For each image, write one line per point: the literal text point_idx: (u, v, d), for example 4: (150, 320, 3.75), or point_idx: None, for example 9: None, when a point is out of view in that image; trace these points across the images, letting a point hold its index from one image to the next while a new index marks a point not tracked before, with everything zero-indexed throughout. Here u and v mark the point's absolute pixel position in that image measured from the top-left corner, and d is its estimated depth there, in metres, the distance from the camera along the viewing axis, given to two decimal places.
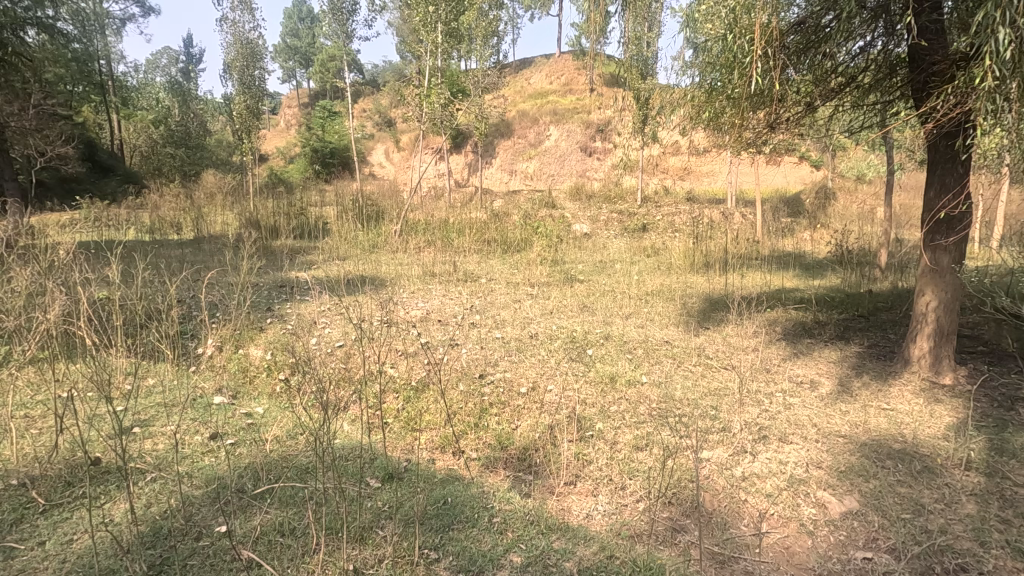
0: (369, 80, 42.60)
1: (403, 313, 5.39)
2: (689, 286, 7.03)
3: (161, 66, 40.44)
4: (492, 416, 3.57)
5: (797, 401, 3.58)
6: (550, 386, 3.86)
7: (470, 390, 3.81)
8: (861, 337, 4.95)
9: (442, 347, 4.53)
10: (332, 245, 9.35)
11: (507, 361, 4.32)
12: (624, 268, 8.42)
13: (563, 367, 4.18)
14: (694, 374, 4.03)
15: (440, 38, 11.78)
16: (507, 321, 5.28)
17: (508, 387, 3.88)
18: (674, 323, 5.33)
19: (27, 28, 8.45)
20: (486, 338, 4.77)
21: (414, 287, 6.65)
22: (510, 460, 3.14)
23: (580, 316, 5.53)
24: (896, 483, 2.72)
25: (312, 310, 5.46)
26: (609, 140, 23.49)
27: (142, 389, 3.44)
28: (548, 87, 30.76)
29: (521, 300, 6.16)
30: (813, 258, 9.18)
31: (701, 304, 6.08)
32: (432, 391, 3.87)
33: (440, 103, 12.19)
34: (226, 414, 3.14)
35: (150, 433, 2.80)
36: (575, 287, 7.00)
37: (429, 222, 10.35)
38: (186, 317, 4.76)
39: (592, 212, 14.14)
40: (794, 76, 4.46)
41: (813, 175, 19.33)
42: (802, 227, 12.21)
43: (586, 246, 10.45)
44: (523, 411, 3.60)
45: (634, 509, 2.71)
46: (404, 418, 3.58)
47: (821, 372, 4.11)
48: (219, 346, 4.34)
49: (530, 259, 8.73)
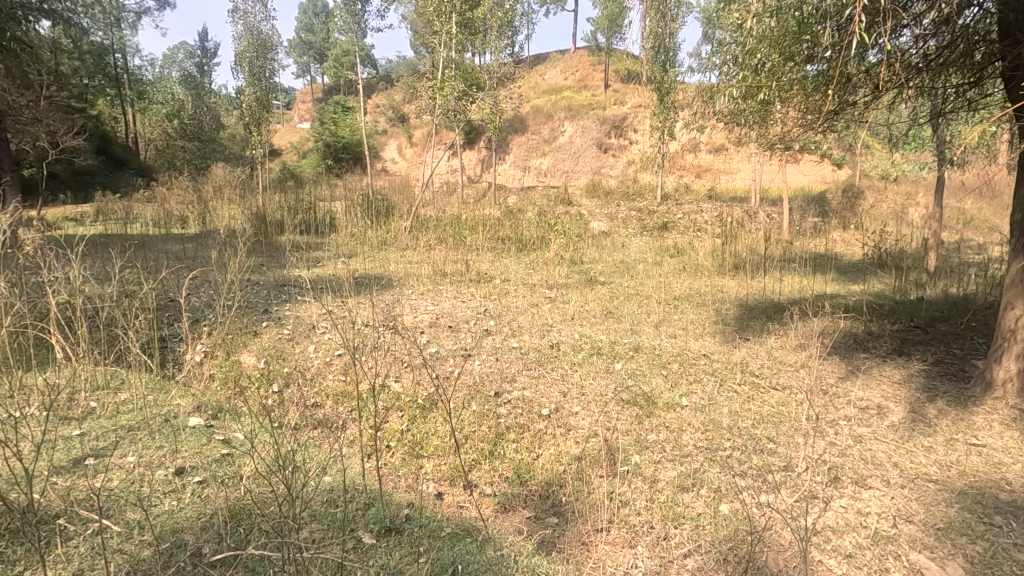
0: (382, 74, 42.21)
1: (410, 318, 4.93)
2: (720, 290, 6.52)
3: (178, 61, 40.70)
4: (509, 443, 3.11)
5: (868, 432, 3.03)
6: (575, 408, 3.37)
7: (483, 410, 3.36)
8: (923, 352, 4.37)
9: (453, 359, 4.07)
10: (338, 242, 8.94)
11: (526, 375, 3.82)
12: (647, 269, 7.93)
13: (590, 384, 3.68)
14: (741, 395, 3.51)
15: (454, 29, 11.35)
16: (525, 329, 4.80)
17: (527, 408, 3.40)
18: (710, 333, 4.82)
19: (39, 17, 8.25)
20: (501, 348, 4.29)
21: (423, 287, 6.20)
22: (531, 499, 2.69)
23: (604, 323, 5.03)
24: (1012, 547, 2.18)
25: (312, 313, 5.03)
26: (625, 136, 22.91)
27: (111, 404, 3.01)
28: (562, 83, 30.14)
29: (538, 304, 5.67)
30: (850, 261, 8.58)
31: (737, 311, 5.54)
32: (440, 411, 3.41)
33: (454, 95, 11.71)
34: (202, 438, 2.69)
35: (104, 466, 2.35)
36: (598, 289, 6.49)
37: (441, 218, 9.89)
38: (171, 319, 4.35)
39: (610, 210, 13.64)
40: (821, 70, 4.27)
41: (837, 174, 18.58)
42: (832, 227, 11.58)
43: (606, 245, 9.93)
44: (545, 438, 3.13)
45: (680, 567, 2.22)
46: (409, 441, 3.17)
47: (888, 395, 3.54)
48: (207, 354, 3.94)
49: (547, 259, 8.25)
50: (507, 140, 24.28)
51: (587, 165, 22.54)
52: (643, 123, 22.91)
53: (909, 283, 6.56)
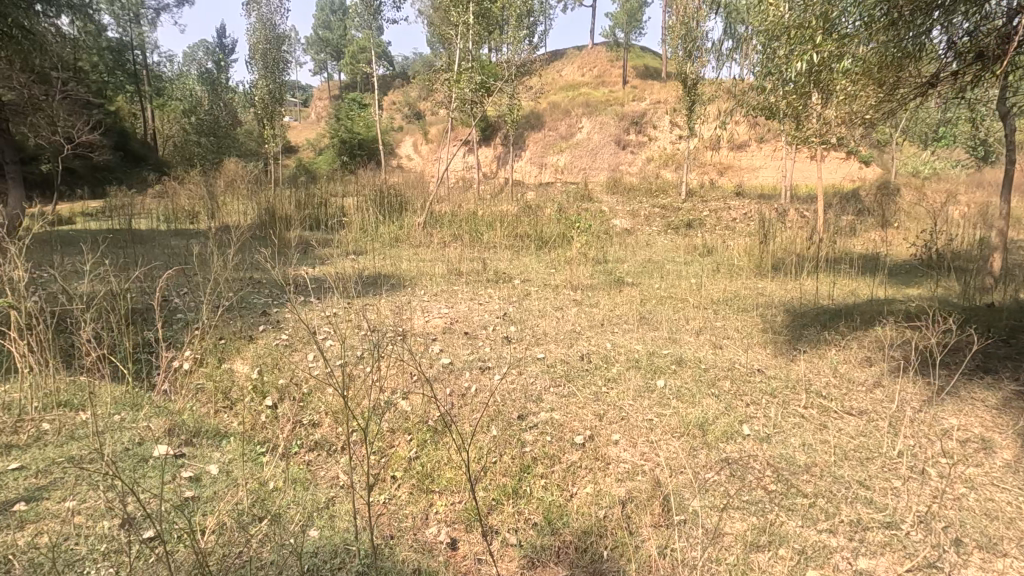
0: (398, 71, 41.73)
1: (420, 324, 4.43)
2: (760, 293, 5.94)
3: (196, 58, 40.90)
4: (537, 478, 2.59)
5: (980, 476, 2.46)
6: (614, 435, 2.83)
7: (505, 437, 2.85)
8: (1013, 368, 3.75)
9: (470, 372, 3.57)
10: (347, 238, 8.51)
11: (554, 394, 3.29)
12: (677, 269, 7.37)
13: (630, 405, 3.14)
14: (812, 423, 2.94)
15: (471, 19, 10.82)
16: (548, 336, 4.27)
17: (557, 435, 2.88)
18: (759, 343, 4.27)
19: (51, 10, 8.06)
20: (523, 360, 3.76)
21: (435, 288, 5.70)
22: (564, 552, 2.17)
23: (639, 330, 4.49)
24: None
25: (313, 316, 4.58)
26: (645, 132, 22.15)
27: (68, 425, 2.55)
28: (579, 79, 29.44)
29: (562, 308, 5.14)
30: (896, 263, 7.91)
31: (786, 317, 4.97)
32: (454, 436, 2.91)
33: (471, 87, 11.22)
34: (168, 475, 2.21)
35: (36, 513, 1.90)
36: (628, 291, 5.93)
37: (455, 214, 9.40)
38: (161, 323, 3.96)
39: (632, 206, 13.10)
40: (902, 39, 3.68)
41: (867, 171, 17.74)
42: (871, 225, 10.84)
43: (630, 243, 9.35)
44: (580, 473, 2.61)
45: None
46: (418, 473, 2.70)
47: (988, 425, 2.95)
48: (196, 363, 3.54)
49: (569, 258, 7.70)
50: (524, 137, 23.75)
51: (606, 161, 21.85)
52: (663, 118, 22.12)
53: (973, 288, 5.91)
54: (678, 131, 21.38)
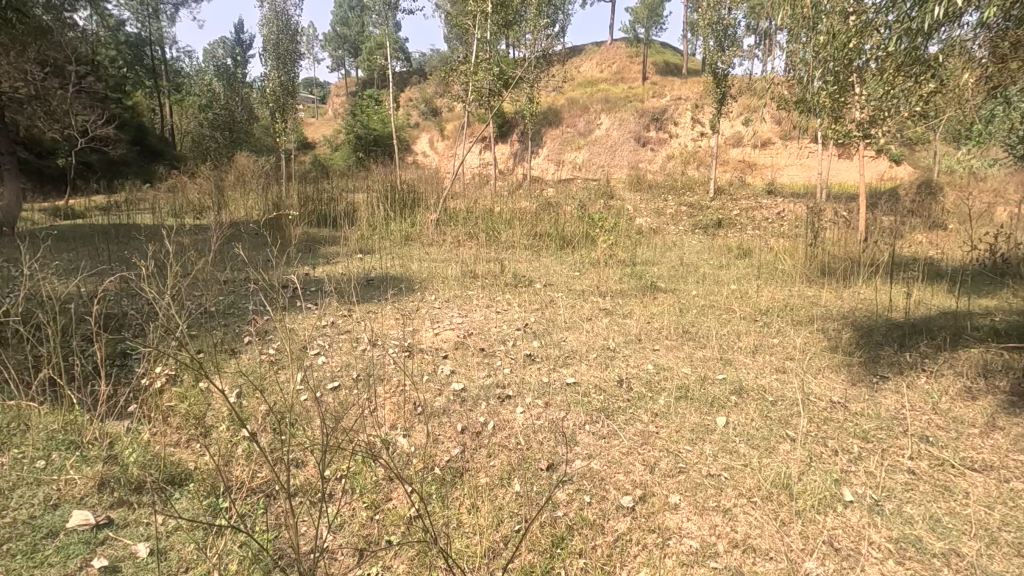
0: (414, 67, 41.17)
1: (429, 337, 3.82)
2: (813, 302, 5.26)
3: (211, 54, 40.65)
4: (573, 555, 1.95)
5: None
6: (673, 498, 2.19)
7: (531, 495, 2.23)
8: None
9: (485, 401, 2.95)
10: (354, 235, 7.97)
11: (590, 433, 2.66)
12: (714, 274, 6.69)
13: (688, 453, 2.49)
14: (929, 484, 2.27)
15: (490, 8, 10.16)
16: (579, 355, 3.62)
17: (599, 494, 2.24)
18: (830, 366, 3.58)
19: None
20: (551, 387, 3.13)
21: (446, 293, 5.08)
22: None
23: (685, 348, 3.82)
24: None
25: (308, 325, 4.01)
26: (666, 129, 21.18)
27: None
28: (598, 75, 28.66)
29: (592, 319, 4.49)
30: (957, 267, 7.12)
31: (854, 332, 4.26)
32: (464, 489, 2.28)
33: (488, 78, 10.60)
34: (76, 561, 1.70)
35: None
36: (664, 299, 5.26)
37: (471, 211, 8.83)
38: (130, 336, 3.44)
39: (656, 204, 12.37)
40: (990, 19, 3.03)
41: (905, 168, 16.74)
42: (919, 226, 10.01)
43: (657, 244, 8.68)
44: (630, 551, 1.96)
45: None
46: (420, 543, 2.08)
47: None
48: (165, 383, 3.01)
49: (593, 260, 7.05)
50: (541, 133, 23.16)
51: (626, 158, 21.08)
52: (685, 114, 21.11)
53: None
54: (701, 128, 20.57)
